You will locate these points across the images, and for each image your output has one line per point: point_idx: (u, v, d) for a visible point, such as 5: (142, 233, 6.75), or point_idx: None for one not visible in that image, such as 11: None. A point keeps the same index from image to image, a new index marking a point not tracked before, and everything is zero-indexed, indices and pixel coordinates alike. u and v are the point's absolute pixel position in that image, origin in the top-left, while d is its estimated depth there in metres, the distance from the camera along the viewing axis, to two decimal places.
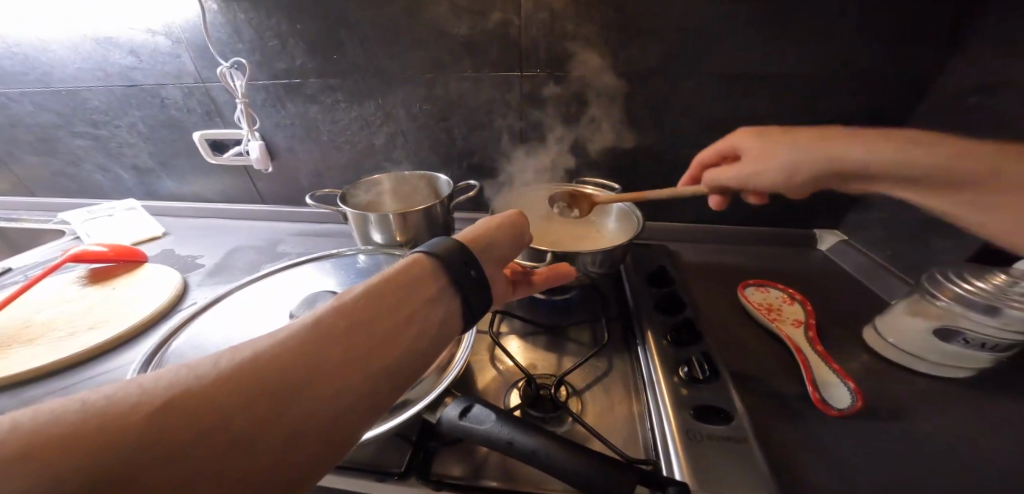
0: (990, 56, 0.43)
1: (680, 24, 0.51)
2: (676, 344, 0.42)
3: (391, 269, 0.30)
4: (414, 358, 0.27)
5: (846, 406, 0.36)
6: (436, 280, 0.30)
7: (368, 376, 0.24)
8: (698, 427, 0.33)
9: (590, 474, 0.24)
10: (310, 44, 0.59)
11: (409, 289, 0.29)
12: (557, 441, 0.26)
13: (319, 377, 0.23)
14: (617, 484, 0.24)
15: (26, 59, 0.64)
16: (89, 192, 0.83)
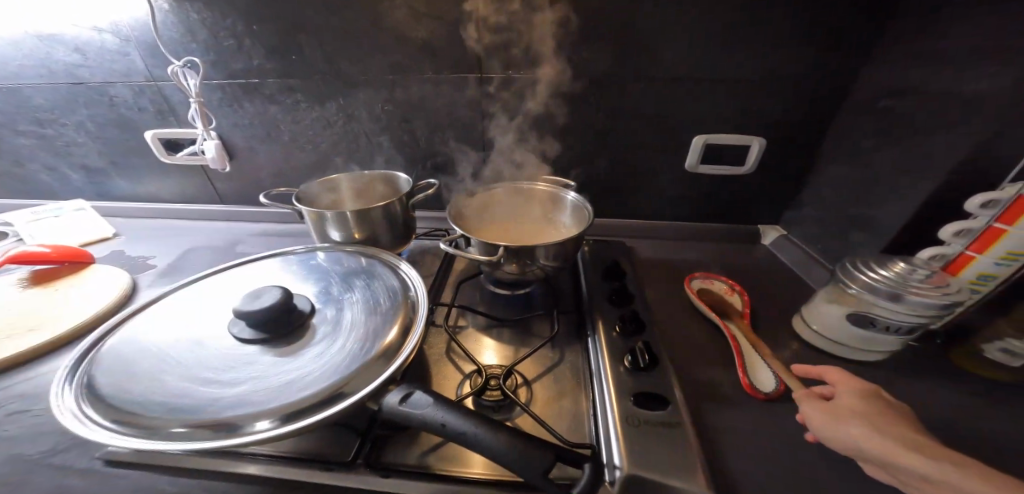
0: (900, 66, 0.47)
1: (627, 34, 0.54)
2: (623, 334, 0.45)
3: None
4: None
5: (771, 390, 0.39)
6: None
7: None
8: (637, 413, 0.35)
9: (519, 457, 0.26)
10: (268, 44, 0.58)
11: None
12: (494, 426, 0.27)
13: None
14: (543, 461, 0.26)
15: None
16: (34, 192, 0.80)
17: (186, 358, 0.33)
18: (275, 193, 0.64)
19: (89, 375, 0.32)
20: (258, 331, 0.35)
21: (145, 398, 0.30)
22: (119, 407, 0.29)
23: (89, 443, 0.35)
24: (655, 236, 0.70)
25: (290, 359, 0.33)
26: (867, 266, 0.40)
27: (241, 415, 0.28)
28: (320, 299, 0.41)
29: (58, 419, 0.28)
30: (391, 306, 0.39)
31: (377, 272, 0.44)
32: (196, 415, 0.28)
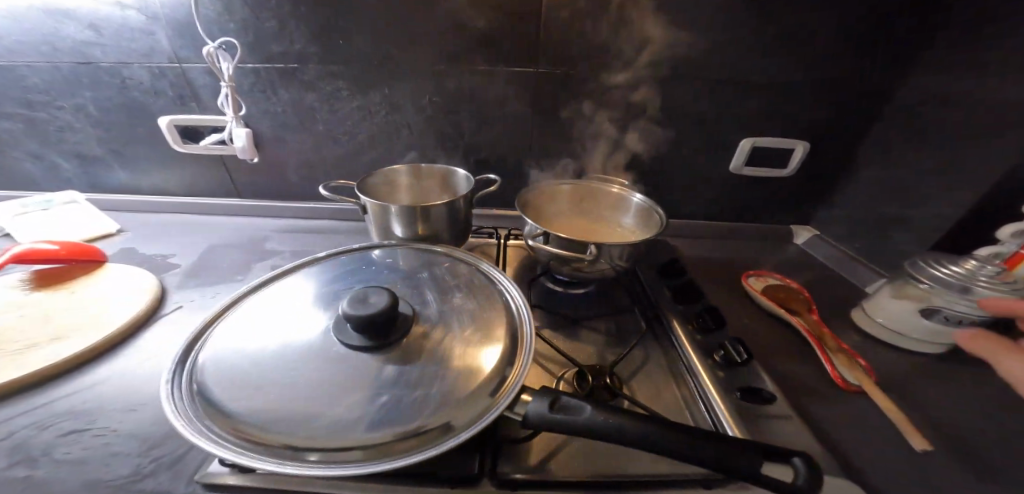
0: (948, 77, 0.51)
1: (689, 34, 0.54)
2: (703, 331, 0.46)
3: None
4: None
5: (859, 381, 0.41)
6: None
7: None
8: (747, 409, 0.36)
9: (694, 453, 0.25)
10: (314, 27, 0.55)
11: None
12: (653, 423, 0.26)
13: None
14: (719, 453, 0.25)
15: None
16: (14, 183, 0.70)
17: (299, 369, 0.31)
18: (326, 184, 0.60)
19: (205, 395, 0.30)
20: (368, 338, 0.33)
21: (273, 415, 0.28)
22: (249, 426, 0.28)
23: (177, 465, 0.32)
24: (697, 235, 0.71)
25: (410, 368, 0.32)
26: (935, 262, 0.42)
27: (401, 432, 0.28)
28: (416, 302, 0.39)
29: (186, 438, 0.27)
30: (495, 314, 0.38)
31: (466, 276, 0.43)
32: (335, 435, 0.27)
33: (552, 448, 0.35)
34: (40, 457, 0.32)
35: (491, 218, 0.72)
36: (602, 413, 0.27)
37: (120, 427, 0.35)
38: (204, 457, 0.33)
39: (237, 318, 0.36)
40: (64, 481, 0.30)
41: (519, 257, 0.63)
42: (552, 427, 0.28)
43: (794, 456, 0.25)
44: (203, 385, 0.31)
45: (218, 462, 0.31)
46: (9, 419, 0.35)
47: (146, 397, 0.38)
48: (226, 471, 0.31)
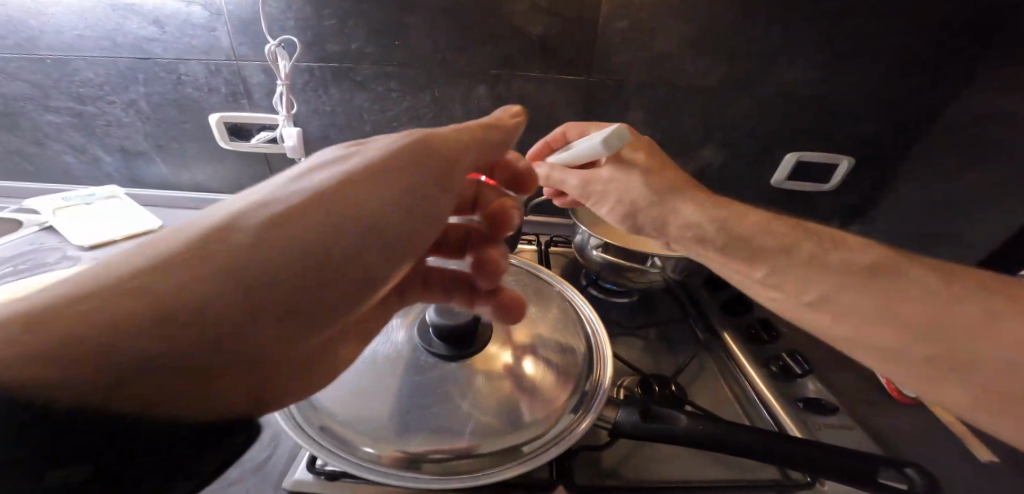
0: None
1: (743, 47, 0.56)
2: (756, 342, 0.48)
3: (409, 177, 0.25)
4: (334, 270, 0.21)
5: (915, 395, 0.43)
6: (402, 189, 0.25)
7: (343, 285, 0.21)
8: (813, 419, 0.39)
9: (802, 451, 0.29)
10: (372, 28, 0.56)
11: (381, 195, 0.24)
12: (754, 432, 0.29)
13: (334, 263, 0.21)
14: (817, 456, 0.29)
15: (8, 20, 0.55)
16: (49, 176, 0.70)
17: (390, 377, 0.33)
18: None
19: (314, 402, 0.32)
20: (457, 348, 0.34)
21: (373, 423, 0.30)
22: (350, 433, 0.30)
23: (260, 472, 0.34)
24: None
25: (499, 377, 0.33)
26: None
27: (508, 442, 0.30)
28: None
29: (296, 440, 0.29)
30: (569, 329, 0.40)
31: (534, 287, 0.44)
32: (434, 444, 0.29)
33: (624, 454, 0.37)
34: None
35: (529, 224, 0.73)
36: (700, 422, 0.30)
37: None
38: (284, 466, 0.35)
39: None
40: None
41: (561, 264, 0.64)
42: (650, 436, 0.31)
43: (906, 467, 0.30)
44: None
45: (303, 468, 0.33)
46: None
47: None
48: (314, 479, 0.32)
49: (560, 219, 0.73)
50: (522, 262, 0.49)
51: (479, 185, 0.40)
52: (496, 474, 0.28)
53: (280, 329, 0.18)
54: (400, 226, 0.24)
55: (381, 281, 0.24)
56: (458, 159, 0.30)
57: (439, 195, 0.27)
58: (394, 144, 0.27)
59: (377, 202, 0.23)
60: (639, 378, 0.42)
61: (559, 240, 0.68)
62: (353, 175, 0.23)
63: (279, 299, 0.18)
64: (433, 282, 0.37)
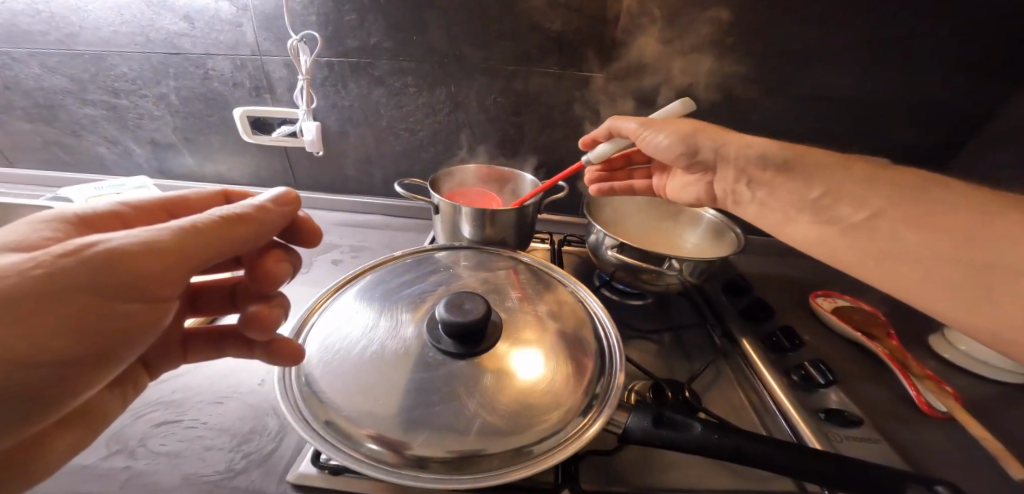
0: None
1: (771, 45, 0.54)
2: (777, 351, 0.46)
3: (230, 231, 0.25)
4: (108, 327, 0.22)
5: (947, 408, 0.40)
6: (236, 244, 0.25)
7: (94, 337, 0.21)
8: (836, 431, 0.37)
9: (824, 468, 0.27)
10: (392, 23, 0.56)
11: (212, 252, 0.24)
12: (772, 444, 0.28)
13: (94, 319, 0.21)
14: (840, 471, 0.27)
15: (50, 17, 0.57)
16: (86, 166, 0.73)
17: (399, 373, 0.33)
18: (406, 181, 0.62)
19: (320, 396, 0.32)
20: (466, 346, 0.34)
21: (379, 421, 0.30)
22: (355, 429, 0.30)
23: (267, 462, 0.35)
24: (755, 250, 0.70)
25: (502, 380, 0.33)
26: None
27: (515, 444, 0.29)
28: (503, 308, 0.40)
29: (300, 433, 0.29)
30: (582, 329, 0.39)
31: (546, 287, 0.44)
32: (439, 446, 0.29)
33: (633, 460, 0.36)
34: (137, 448, 0.35)
35: (542, 222, 0.72)
36: (714, 431, 0.29)
37: (208, 421, 0.39)
38: (289, 459, 0.36)
39: (338, 314, 0.38)
40: (164, 472, 0.33)
41: (575, 263, 0.63)
42: (658, 442, 0.30)
43: (937, 484, 0.27)
44: (309, 380, 0.33)
45: (307, 462, 0.34)
46: (129, 422, 0.38)
47: (229, 391, 0.42)
48: (318, 473, 0.33)
49: (575, 218, 0.72)
50: (533, 261, 0.48)
51: (266, 245, 0.32)
52: (507, 478, 0.28)
53: (67, 371, 0.22)
54: (124, 311, 0.22)
55: (114, 358, 0.23)
56: (200, 259, 0.23)
57: (181, 285, 0.23)
58: (147, 238, 0.21)
59: (102, 296, 0.20)
60: (651, 382, 0.41)
61: (573, 239, 0.67)
62: (64, 278, 0.19)
63: (29, 381, 0.20)
64: (168, 345, 0.35)
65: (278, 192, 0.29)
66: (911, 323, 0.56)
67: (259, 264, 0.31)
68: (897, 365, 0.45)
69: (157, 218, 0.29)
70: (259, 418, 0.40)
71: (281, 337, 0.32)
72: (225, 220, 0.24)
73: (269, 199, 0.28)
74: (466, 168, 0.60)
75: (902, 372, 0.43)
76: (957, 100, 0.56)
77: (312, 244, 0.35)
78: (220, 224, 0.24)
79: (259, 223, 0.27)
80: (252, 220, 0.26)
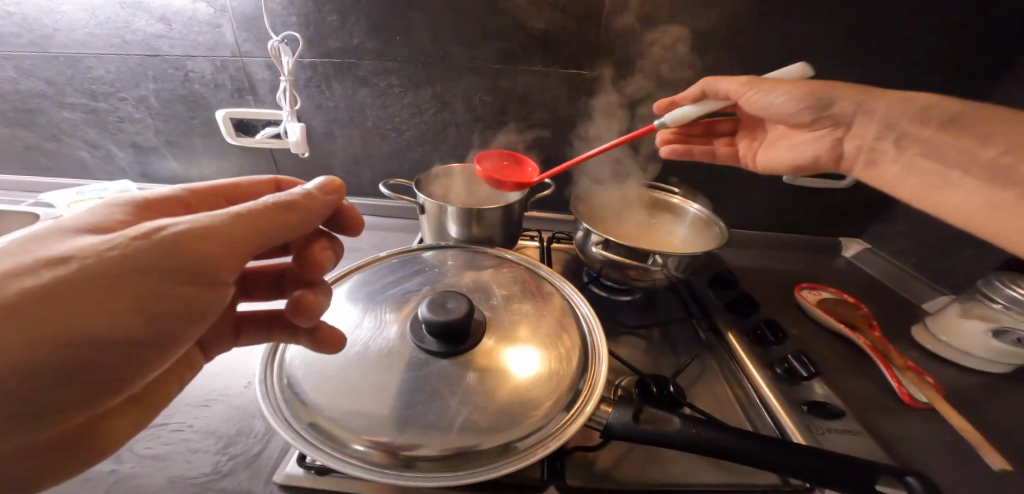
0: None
1: (753, 41, 0.54)
2: (762, 344, 0.46)
3: (280, 216, 0.28)
4: (176, 305, 0.25)
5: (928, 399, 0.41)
6: (285, 228, 0.28)
7: (164, 315, 0.24)
8: (818, 423, 0.37)
9: (801, 461, 0.27)
10: (374, 23, 0.56)
11: (264, 235, 0.27)
12: (752, 439, 0.28)
13: (165, 297, 0.24)
14: (817, 464, 0.27)
15: (23, 19, 0.56)
16: (67, 171, 0.71)
17: (382, 372, 0.33)
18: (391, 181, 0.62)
19: (303, 398, 0.32)
20: (449, 344, 0.34)
21: (364, 421, 0.30)
22: (339, 431, 0.30)
23: (253, 464, 0.35)
24: (743, 244, 0.70)
25: (488, 375, 0.33)
26: (1009, 282, 0.43)
27: (508, 435, 0.30)
28: (486, 306, 0.40)
29: (282, 434, 0.29)
30: (565, 325, 0.39)
31: (531, 285, 0.44)
32: (425, 443, 0.29)
33: (618, 455, 0.36)
34: (122, 452, 0.35)
35: (532, 220, 0.72)
36: (695, 426, 0.29)
37: (195, 424, 0.38)
38: (276, 459, 0.35)
39: (324, 313, 0.38)
40: (150, 475, 0.33)
41: (564, 261, 0.63)
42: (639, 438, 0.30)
43: (907, 475, 0.27)
44: (289, 384, 0.33)
45: (294, 463, 0.34)
46: None
47: (216, 394, 0.42)
48: (304, 474, 0.33)
49: (565, 216, 0.72)
50: (520, 259, 0.48)
51: (314, 234, 0.36)
52: (495, 470, 0.28)
53: (144, 349, 0.25)
54: (187, 293, 0.25)
55: (182, 337, 0.26)
56: (245, 242, 0.26)
57: (234, 267, 0.26)
58: (202, 221, 0.24)
59: (162, 275, 0.23)
60: (637, 378, 0.41)
61: (562, 236, 0.67)
62: (133, 257, 0.22)
63: (113, 355, 0.23)
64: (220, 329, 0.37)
65: (323, 182, 0.32)
66: (894, 315, 0.57)
67: (306, 252, 0.34)
68: (881, 358, 0.45)
69: (217, 203, 0.33)
70: (246, 419, 0.39)
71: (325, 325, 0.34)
72: (275, 206, 0.27)
73: (314, 188, 0.31)
74: (452, 168, 0.58)
75: (885, 364, 0.44)
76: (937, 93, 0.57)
77: (354, 234, 0.39)
78: (270, 210, 0.27)
79: (304, 210, 0.29)
80: (299, 207, 0.29)
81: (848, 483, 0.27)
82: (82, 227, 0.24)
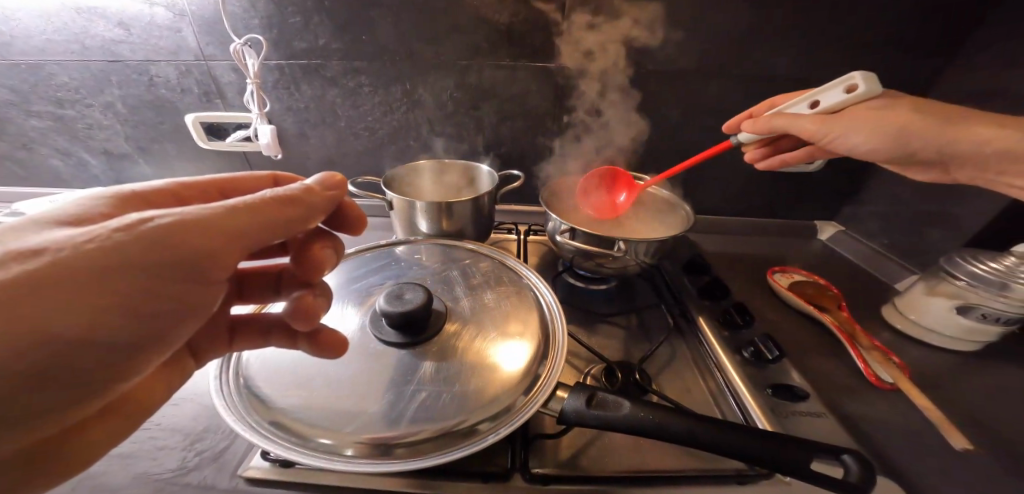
0: (989, 71, 0.53)
1: (717, 29, 0.54)
2: (732, 327, 0.46)
3: (276, 210, 0.28)
4: (161, 299, 0.25)
5: (894, 378, 0.41)
6: (284, 221, 0.28)
7: (150, 309, 0.25)
8: (781, 404, 0.37)
9: (747, 443, 0.27)
10: (337, 23, 0.55)
11: (258, 230, 0.27)
12: (706, 422, 0.28)
13: (152, 292, 0.24)
14: (765, 446, 0.27)
15: None
16: (39, 180, 0.71)
17: (344, 366, 0.33)
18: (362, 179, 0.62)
19: (261, 394, 0.32)
20: (408, 335, 0.34)
21: (322, 415, 0.30)
22: (296, 424, 0.30)
23: (219, 459, 0.35)
24: (721, 231, 0.70)
25: (449, 364, 0.33)
26: (976, 259, 0.44)
27: (480, 419, 0.30)
28: (448, 298, 0.40)
29: (237, 429, 0.29)
30: (527, 312, 0.39)
31: (496, 275, 0.43)
32: (382, 432, 0.29)
33: (584, 441, 0.37)
34: None
35: (509, 214, 0.72)
36: (643, 410, 0.29)
37: (163, 422, 0.38)
38: (243, 455, 0.35)
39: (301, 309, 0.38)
40: (116, 473, 0.33)
41: (540, 253, 0.63)
42: (592, 423, 0.30)
43: (845, 453, 0.27)
44: (249, 380, 0.33)
45: (260, 457, 0.34)
46: None
47: (185, 393, 0.41)
48: (268, 467, 0.33)
49: (542, 209, 0.72)
50: (490, 250, 0.48)
51: (314, 232, 0.36)
52: (457, 453, 0.28)
53: (131, 342, 0.25)
54: (174, 288, 0.25)
55: (174, 329, 0.27)
56: (239, 234, 0.26)
57: (227, 261, 0.26)
58: (192, 214, 0.24)
59: (152, 267, 0.23)
60: (605, 366, 0.41)
61: (537, 229, 0.68)
62: (116, 249, 0.22)
63: (99, 348, 0.23)
64: (215, 335, 0.36)
65: (324, 174, 0.32)
66: (867, 296, 0.58)
67: (306, 251, 0.35)
68: (849, 339, 0.45)
69: (212, 196, 0.34)
70: (215, 416, 0.39)
71: (326, 329, 0.34)
72: (271, 201, 0.27)
73: (315, 182, 0.31)
74: (419, 164, 0.58)
75: (851, 345, 0.44)
76: (901, 75, 0.57)
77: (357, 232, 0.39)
78: (265, 204, 0.27)
79: (304, 205, 0.29)
80: (298, 201, 0.29)
81: (794, 465, 0.26)
82: (61, 220, 0.24)
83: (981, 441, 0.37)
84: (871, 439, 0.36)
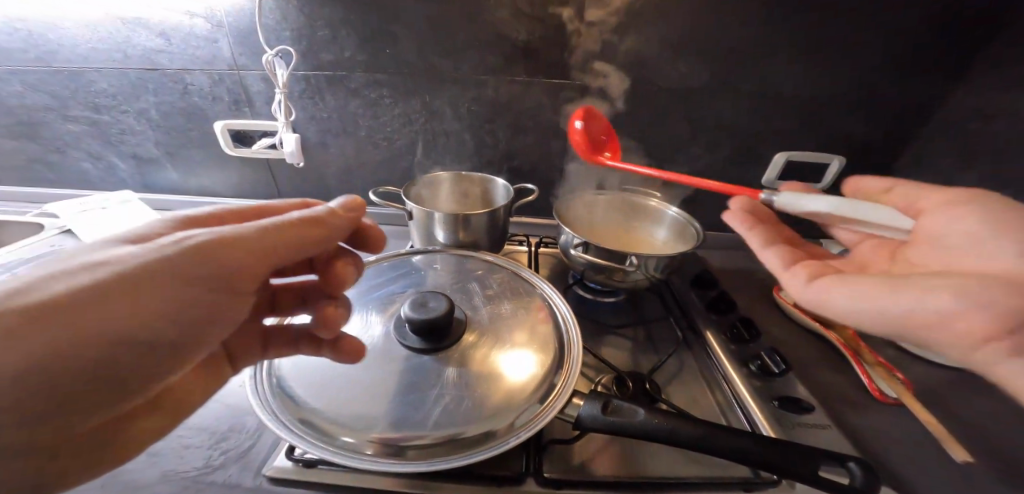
0: (992, 93, 0.54)
1: (726, 50, 0.57)
2: (739, 341, 0.47)
3: (304, 231, 0.30)
4: (194, 306, 0.25)
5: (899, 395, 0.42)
6: (315, 237, 0.30)
7: (187, 320, 0.26)
8: (788, 417, 0.38)
9: (756, 451, 0.28)
10: (363, 36, 0.58)
11: (289, 247, 0.29)
12: (718, 430, 0.29)
13: (188, 301, 0.25)
14: (773, 454, 0.28)
15: (29, 36, 0.59)
16: (70, 182, 0.74)
17: (369, 369, 0.35)
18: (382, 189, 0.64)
19: (292, 393, 0.33)
20: (429, 342, 0.36)
21: (347, 415, 0.32)
22: (325, 422, 0.31)
23: (243, 459, 0.36)
24: (728, 247, 0.72)
25: (468, 371, 0.35)
26: None
27: (506, 429, 0.31)
28: (467, 307, 0.42)
29: (271, 427, 0.30)
30: (541, 322, 0.41)
31: (513, 286, 0.45)
32: (400, 434, 0.30)
33: (596, 449, 0.38)
34: None
35: (521, 225, 0.74)
36: (655, 417, 0.30)
37: (188, 422, 0.39)
38: (266, 455, 0.36)
39: None
40: (145, 470, 0.34)
41: (550, 264, 0.65)
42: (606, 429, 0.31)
43: (850, 462, 0.29)
44: (281, 380, 0.35)
45: (282, 456, 0.35)
46: None
47: None
48: (292, 466, 0.34)
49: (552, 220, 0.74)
50: (504, 261, 0.50)
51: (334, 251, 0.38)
52: (476, 455, 0.29)
53: (163, 352, 0.25)
54: (209, 300, 0.26)
55: (204, 339, 0.28)
56: (272, 254, 0.28)
57: (258, 275, 0.28)
58: (228, 233, 0.26)
59: (189, 280, 0.24)
60: (616, 375, 0.43)
61: (548, 241, 0.69)
62: (157, 262, 0.24)
63: (132, 356, 0.24)
64: (251, 342, 0.37)
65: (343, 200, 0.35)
66: None
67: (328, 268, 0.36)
68: (854, 355, 0.46)
69: None
70: (238, 417, 0.40)
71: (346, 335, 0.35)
72: (301, 223, 0.29)
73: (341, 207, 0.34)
74: (438, 176, 0.59)
75: (857, 362, 0.45)
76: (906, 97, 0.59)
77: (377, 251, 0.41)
78: (294, 225, 0.29)
79: (331, 226, 0.32)
80: (326, 223, 0.31)
81: (803, 473, 0.28)
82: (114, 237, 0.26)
83: (989, 459, 0.38)
84: (878, 454, 0.37)
